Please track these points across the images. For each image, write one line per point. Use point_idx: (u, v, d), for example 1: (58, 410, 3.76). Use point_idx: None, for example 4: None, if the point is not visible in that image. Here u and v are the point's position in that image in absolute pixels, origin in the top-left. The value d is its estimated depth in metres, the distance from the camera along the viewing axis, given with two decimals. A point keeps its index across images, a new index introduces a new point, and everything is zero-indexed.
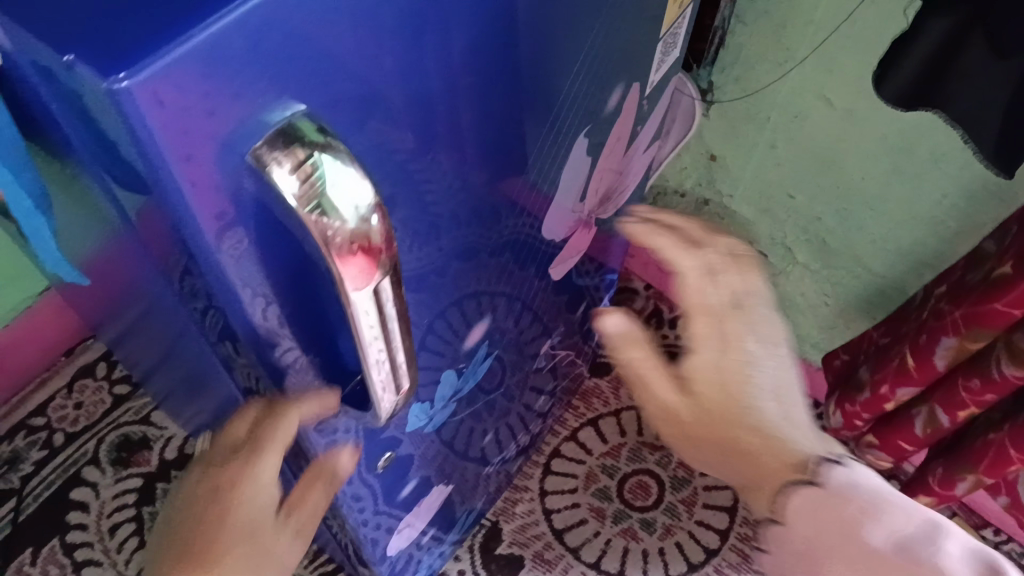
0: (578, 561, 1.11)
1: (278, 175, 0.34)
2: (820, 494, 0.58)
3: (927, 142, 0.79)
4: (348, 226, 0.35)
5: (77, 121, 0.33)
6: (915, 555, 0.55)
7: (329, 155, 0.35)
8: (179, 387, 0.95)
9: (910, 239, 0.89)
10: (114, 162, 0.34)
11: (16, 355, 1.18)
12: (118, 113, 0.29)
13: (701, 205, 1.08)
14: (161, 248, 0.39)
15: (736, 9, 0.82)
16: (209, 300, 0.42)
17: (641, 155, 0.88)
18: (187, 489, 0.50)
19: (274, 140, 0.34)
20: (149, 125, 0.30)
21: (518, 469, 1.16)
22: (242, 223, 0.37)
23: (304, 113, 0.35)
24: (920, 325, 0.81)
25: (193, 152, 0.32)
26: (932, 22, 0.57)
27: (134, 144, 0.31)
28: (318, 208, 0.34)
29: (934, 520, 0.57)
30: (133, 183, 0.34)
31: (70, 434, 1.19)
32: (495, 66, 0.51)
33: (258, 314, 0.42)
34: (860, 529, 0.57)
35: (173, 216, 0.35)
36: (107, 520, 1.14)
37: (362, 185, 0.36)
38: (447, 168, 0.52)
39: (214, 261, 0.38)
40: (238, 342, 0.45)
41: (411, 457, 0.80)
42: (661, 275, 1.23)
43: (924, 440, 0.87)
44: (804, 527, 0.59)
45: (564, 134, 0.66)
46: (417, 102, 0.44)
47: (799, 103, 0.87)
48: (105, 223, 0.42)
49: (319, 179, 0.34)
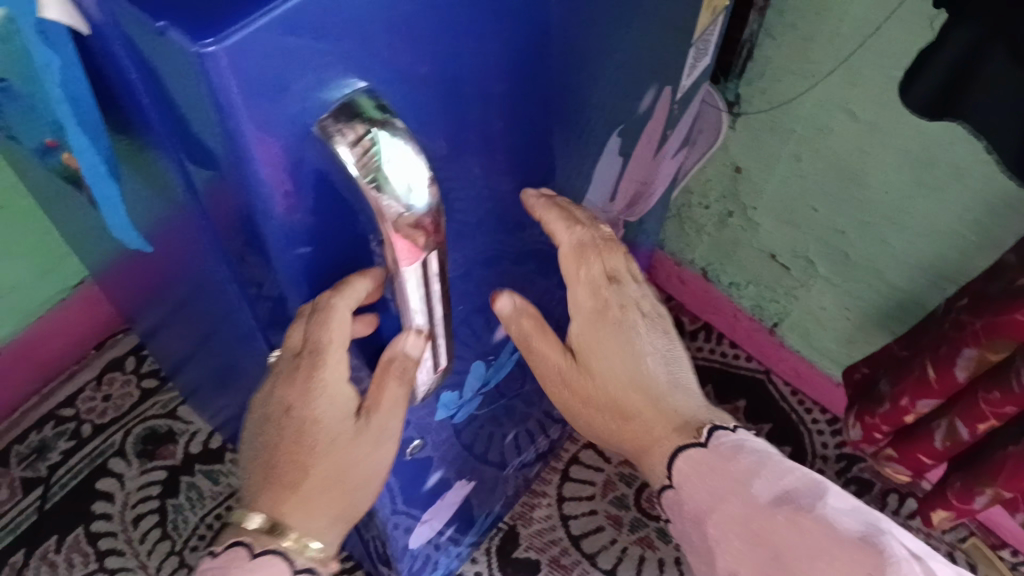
0: (594, 568, 1.12)
1: (341, 148, 0.37)
2: (705, 456, 0.57)
3: (952, 156, 0.80)
4: (398, 200, 0.39)
5: (160, 89, 0.36)
6: (794, 506, 0.53)
7: (387, 132, 0.38)
8: (209, 381, 0.98)
9: (933, 252, 0.90)
10: (192, 130, 0.37)
11: (50, 346, 1.21)
12: (205, 77, 0.32)
13: (724, 217, 1.10)
14: (225, 214, 0.42)
15: (765, 24, 0.85)
16: (265, 263, 0.45)
17: (669, 162, 0.90)
18: (263, 404, 0.52)
19: (338, 113, 0.38)
20: (231, 91, 0.33)
21: (537, 474, 1.17)
22: (302, 191, 0.40)
23: (364, 90, 0.39)
24: (938, 339, 0.81)
25: (266, 119, 0.35)
26: (958, 31, 0.58)
27: (216, 109, 0.34)
28: (373, 180, 0.38)
29: (818, 478, 0.54)
30: (209, 150, 0.37)
31: (98, 425, 1.21)
32: (531, 70, 0.53)
33: (309, 277, 0.45)
34: (746, 487, 0.55)
35: (245, 181, 0.38)
36: (132, 511, 1.15)
37: (417, 164, 0.39)
38: (477, 166, 0.54)
39: (274, 226, 0.41)
40: (287, 305, 0.48)
41: (435, 453, 0.81)
42: (684, 287, 1.25)
43: (939, 454, 0.87)
44: (696, 492, 0.57)
45: (597, 135, 0.68)
46: (449, 100, 0.46)
47: (824, 116, 0.88)
48: (168, 196, 0.45)
49: (376, 155, 0.38)
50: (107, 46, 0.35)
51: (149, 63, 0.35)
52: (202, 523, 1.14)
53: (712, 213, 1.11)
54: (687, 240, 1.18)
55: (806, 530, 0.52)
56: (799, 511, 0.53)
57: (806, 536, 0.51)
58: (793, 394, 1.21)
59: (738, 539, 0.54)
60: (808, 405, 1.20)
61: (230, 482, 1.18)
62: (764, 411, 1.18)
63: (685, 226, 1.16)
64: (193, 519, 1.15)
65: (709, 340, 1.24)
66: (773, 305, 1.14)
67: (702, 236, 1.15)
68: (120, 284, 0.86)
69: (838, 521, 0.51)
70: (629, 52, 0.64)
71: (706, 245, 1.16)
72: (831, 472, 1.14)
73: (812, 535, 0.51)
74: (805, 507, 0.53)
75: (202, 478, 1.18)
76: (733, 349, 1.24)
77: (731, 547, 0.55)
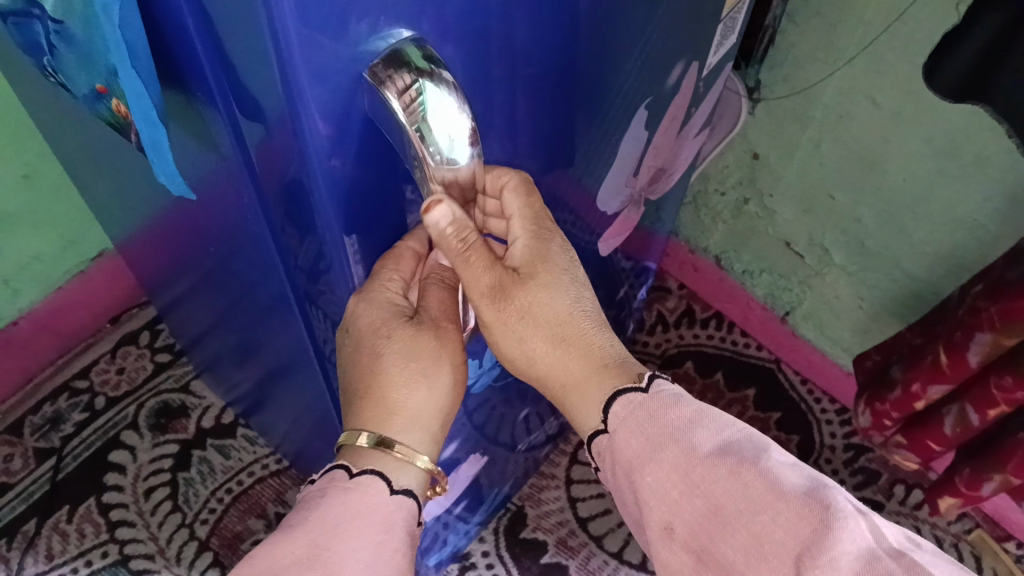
0: (601, 549, 1.13)
1: (389, 95, 0.40)
2: (644, 401, 0.54)
3: (974, 144, 0.81)
4: (437, 148, 0.43)
5: (220, 34, 0.38)
6: (736, 457, 0.50)
7: (432, 82, 0.41)
8: (229, 353, 0.99)
9: (950, 243, 0.91)
10: (245, 71, 0.39)
11: (67, 318, 1.22)
12: (268, 17, 0.35)
13: (740, 204, 1.11)
14: (268, 161, 0.44)
15: (788, 8, 0.86)
16: (305, 215, 0.47)
17: (692, 141, 0.91)
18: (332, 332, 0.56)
19: (388, 60, 0.40)
20: (290, 28, 0.35)
21: (546, 456, 1.18)
22: (348, 136, 0.42)
23: (410, 40, 0.41)
24: (953, 325, 0.82)
25: (320, 61, 0.37)
26: (988, 14, 0.59)
27: (275, 52, 0.36)
28: (419, 130, 0.42)
29: (760, 436, 0.53)
30: (261, 93, 0.39)
31: (112, 398, 1.22)
32: (566, 38, 0.54)
33: (347, 227, 0.47)
34: (685, 434, 0.52)
35: (296, 127, 0.40)
36: (143, 483, 1.16)
37: (458, 115, 0.43)
38: (507, 135, 0.55)
39: (319, 173, 0.43)
40: (324, 258, 0.50)
41: (453, 425, 0.82)
42: (696, 276, 1.26)
43: (948, 441, 0.88)
44: (630, 439, 0.54)
45: (626, 109, 0.69)
46: (480, 64, 0.47)
47: (845, 103, 0.89)
48: (210, 148, 0.47)
49: (421, 106, 0.41)
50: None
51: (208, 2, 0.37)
52: (213, 497, 1.15)
53: (728, 200, 1.11)
54: (702, 228, 1.19)
55: (747, 482, 0.49)
56: (742, 463, 0.50)
57: (747, 488, 0.49)
58: (802, 383, 1.22)
59: (675, 491, 0.51)
60: (818, 395, 1.21)
61: (242, 457, 1.20)
62: (773, 400, 1.19)
63: (701, 214, 1.17)
64: (204, 492, 1.16)
65: (720, 329, 1.25)
66: (786, 294, 1.15)
67: (717, 223, 1.16)
68: (147, 250, 0.87)
69: (782, 475, 0.49)
70: (660, 29, 0.65)
71: (720, 233, 1.17)
72: (839, 461, 1.15)
73: (752, 488, 0.49)
74: (748, 460, 0.50)
75: (215, 452, 1.19)
76: (744, 338, 1.25)
77: (666, 500, 0.52)
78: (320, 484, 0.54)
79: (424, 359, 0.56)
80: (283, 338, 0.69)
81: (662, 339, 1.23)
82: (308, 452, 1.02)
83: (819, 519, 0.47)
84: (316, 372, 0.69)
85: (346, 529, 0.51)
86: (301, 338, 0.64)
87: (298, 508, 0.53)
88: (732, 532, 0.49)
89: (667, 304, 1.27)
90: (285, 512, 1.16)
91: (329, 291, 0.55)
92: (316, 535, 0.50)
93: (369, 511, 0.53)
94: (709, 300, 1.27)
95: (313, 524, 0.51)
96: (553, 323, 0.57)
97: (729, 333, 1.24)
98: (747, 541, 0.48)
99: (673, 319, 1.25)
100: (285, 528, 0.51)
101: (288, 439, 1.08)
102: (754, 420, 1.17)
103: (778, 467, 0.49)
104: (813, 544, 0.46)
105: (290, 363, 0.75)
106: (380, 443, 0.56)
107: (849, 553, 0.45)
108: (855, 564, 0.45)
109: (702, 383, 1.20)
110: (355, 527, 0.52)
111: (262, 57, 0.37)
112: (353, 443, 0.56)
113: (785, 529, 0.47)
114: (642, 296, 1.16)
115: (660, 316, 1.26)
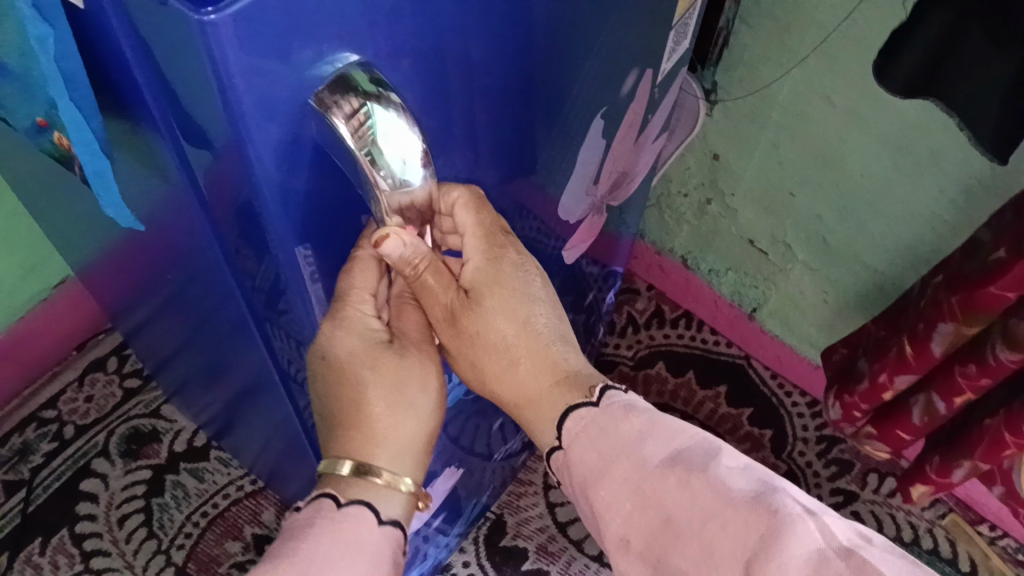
0: (581, 554, 1.13)
1: (336, 120, 0.40)
2: (596, 416, 0.55)
3: (926, 140, 0.82)
4: (389, 173, 0.43)
5: (158, 63, 0.38)
6: (685, 466, 0.51)
7: (381, 105, 0.41)
8: (198, 376, 0.97)
9: (909, 236, 0.92)
10: (188, 99, 0.38)
11: (32, 347, 1.20)
12: (204, 45, 0.34)
13: (703, 204, 1.11)
14: (218, 185, 0.44)
15: (740, 10, 0.86)
16: (259, 239, 0.46)
17: (652, 145, 0.91)
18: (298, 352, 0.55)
19: (334, 85, 0.40)
20: (229, 55, 0.35)
21: (522, 463, 1.18)
22: (297, 159, 0.42)
23: (357, 64, 0.41)
24: (914, 318, 0.83)
25: (263, 87, 0.37)
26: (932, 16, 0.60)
27: (214, 80, 0.36)
28: (368, 154, 0.42)
29: (711, 440, 0.53)
30: (205, 118, 0.39)
31: (80, 426, 1.21)
32: (519, 55, 0.53)
33: (301, 248, 0.47)
34: (637, 447, 0.53)
35: (241, 154, 0.39)
36: (116, 511, 1.14)
37: (410, 138, 0.43)
38: (462, 156, 0.55)
39: (269, 198, 0.42)
40: (282, 281, 0.50)
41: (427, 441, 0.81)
42: (664, 277, 1.26)
43: (916, 430, 0.89)
44: (584, 454, 0.55)
45: (582, 118, 0.69)
46: (432, 85, 0.47)
47: (800, 102, 0.90)
48: (160, 174, 0.47)
49: (370, 129, 0.41)
50: (102, 12, 0.37)
51: (145, 32, 0.36)
52: (188, 522, 1.14)
53: (691, 201, 1.12)
54: (667, 230, 1.20)
55: (692, 489, 0.50)
56: (689, 470, 0.51)
57: (697, 496, 0.50)
58: (773, 377, 1.22)
59: (629, 503, 0.52)
60: (789, 389, 1.22)
61: (216, 479, 1.18)
62: (746, 396, 1.20)
63: (665, 215, 1.18)
64: (179, 517, 1.15)
65: (689, 328, 1.26)
66: (752, 291, 1.16)
67: (682, 224, 1.17)
68: (108, 278, 0.86)
69: (729, 481, 0.50)
70: (612, 39, 0.65)
71: (685, 234, 1.18)
72: (812, 454, 1.16)
73: (702, 496, 0.49)
74: (697, 467, 0.51)
75: (188, 476, 1.18)
76: (713, 336, 1.25)
77: (619, 512, 0.52)
78: (302, 517, 0.54)
79: (403, 389, 0.56)
80: (246, 363, 0.68)
81: (633, 341, 1.24)
82: (282, 471, 1.02)
83: (767, 525, 0.47)
84: (281, 395, 0.68)
85: (332, 561, 0.51)
86: (263, 361, 0.64)
87: (283, 542, 0.53)
88: (681, 539, 0.49)
89: (637, 306, 1.27)
90: (262, 533, 1.15)
91: (287, 313, 0.54)
92: (301, 568, 0.50)
93: (357, 545, 0.53)
94: (677, 300, 1.28)
95: (300, 556, 0.51)
96: (501, 343, 0.57)
97: (699, 332, 1.25)
98: (697, 549, 0.49)
99: (643, 321, 1.25)
100: (272, 560, 0.51)
101: (260, 460, 1.07)
102: (727, 417, 1.18)
103: (725, 474, 0.50)
104: (762, 550, 0.46)
105: (258, 388, 0.74)
106: (363, 472, 0.56)
107: (797, 557, 0.45)
108: (806, 568, 0.45)
109: (675, 382, 1.21)
110: (342, 558, 0.52)
111: (202, 83, 0.36)
112: (334, 472, 0.56)
113: (735, 536, 0.47)
114: (612, 299, 1.17)
115: (630, 318, 1.26)
